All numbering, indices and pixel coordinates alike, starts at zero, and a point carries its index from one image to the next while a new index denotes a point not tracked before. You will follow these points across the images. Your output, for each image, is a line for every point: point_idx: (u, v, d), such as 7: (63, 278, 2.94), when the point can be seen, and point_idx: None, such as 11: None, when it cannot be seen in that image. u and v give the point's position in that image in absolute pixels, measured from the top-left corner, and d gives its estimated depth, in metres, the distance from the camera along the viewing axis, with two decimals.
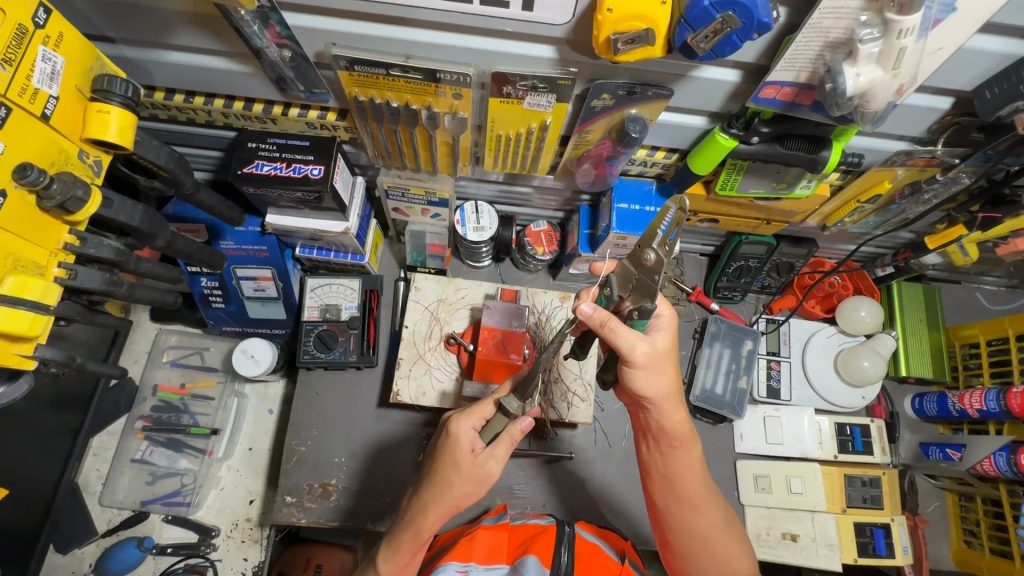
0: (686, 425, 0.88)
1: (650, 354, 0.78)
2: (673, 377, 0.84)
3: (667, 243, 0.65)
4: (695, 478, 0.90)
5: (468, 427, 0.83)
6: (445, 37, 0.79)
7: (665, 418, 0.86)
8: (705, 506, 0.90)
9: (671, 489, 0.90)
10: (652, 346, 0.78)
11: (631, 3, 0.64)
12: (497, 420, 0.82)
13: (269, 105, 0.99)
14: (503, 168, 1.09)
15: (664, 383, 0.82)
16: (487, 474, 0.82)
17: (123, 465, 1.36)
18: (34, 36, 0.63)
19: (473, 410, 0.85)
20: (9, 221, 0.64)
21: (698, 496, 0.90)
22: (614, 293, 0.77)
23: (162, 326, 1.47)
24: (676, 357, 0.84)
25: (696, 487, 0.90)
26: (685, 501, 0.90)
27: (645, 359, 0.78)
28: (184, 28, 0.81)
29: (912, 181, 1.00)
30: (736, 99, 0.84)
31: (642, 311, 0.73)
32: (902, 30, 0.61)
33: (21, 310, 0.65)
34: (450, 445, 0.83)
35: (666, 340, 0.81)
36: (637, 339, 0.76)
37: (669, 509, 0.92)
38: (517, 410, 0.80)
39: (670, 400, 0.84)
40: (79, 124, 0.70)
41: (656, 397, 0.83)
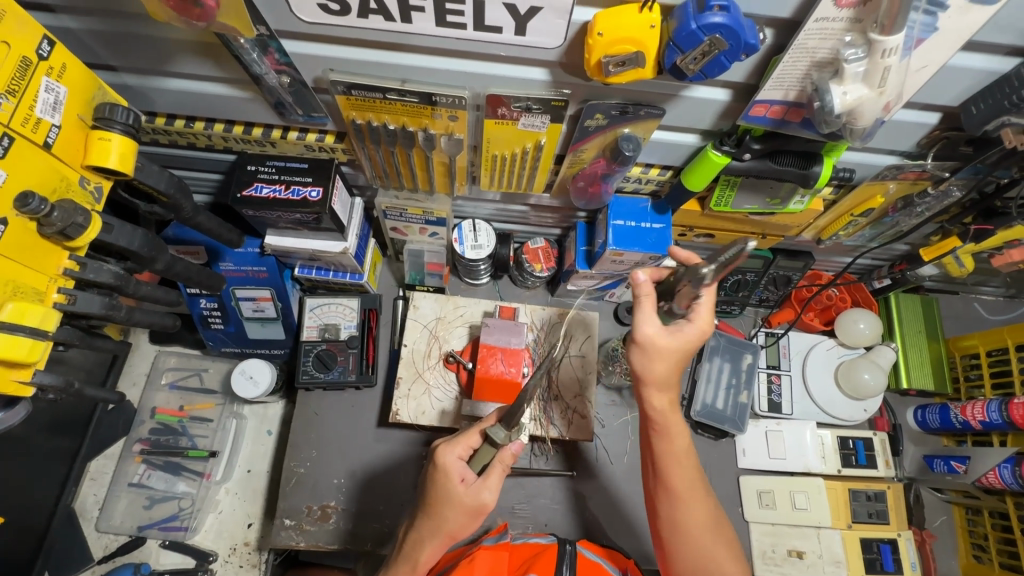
0: (676, 415, 0.89)
1: (654, 337, 0.83)
2: (675, 367, 0.86)
3: (731, 259, 0.68)
4: (683, 467, 0.89)
5: (455, 457, 0.84)
6: (440, 62, 0.80)
7: (655, 402, 0.87)
8: (692, 500, 0.88)
9: (658, 478, 0.91)
10: (659, 332, 0.83)
11: (621, 28, 0.66)
12: (485, 450, 0.83)
13: (268, 129, 1.01)
14: (500, 186, 1.10)
15: (657, 367, 0.85)
16: (482, 504, 0.82)
17: (120, 490, 1.35)
18: (37, 67, 0.65)
19: (459, 440, 0.85)
20: (10, 248, 0.65)
21: (686, 488, 0.88)
22: (684, 271, 0.78)
23: (161, 348, 1.47)
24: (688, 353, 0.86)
25: (682, 477, 0.89)
26: (670, 490, 0.89)
27: (646, 341, 0.83)
28: (184, 56, 0.83)
29: (903, 196, 1.01)
30: (727, 117, 0.86)
31: (685, 300, 0.79)
32: (886, 50, 0.63)
33: (20, 336, 0.65)
34: (439, 477, 0.83)
35: (694, 335, 0.83)
36: (652, 323, 0.83)
37: (657, 498, 0.91)
38: (504, 439, 0.81)
39: (663, 386, 0.86)
40: (80, 151, 0.71)
41: (648, 380, 0.86)
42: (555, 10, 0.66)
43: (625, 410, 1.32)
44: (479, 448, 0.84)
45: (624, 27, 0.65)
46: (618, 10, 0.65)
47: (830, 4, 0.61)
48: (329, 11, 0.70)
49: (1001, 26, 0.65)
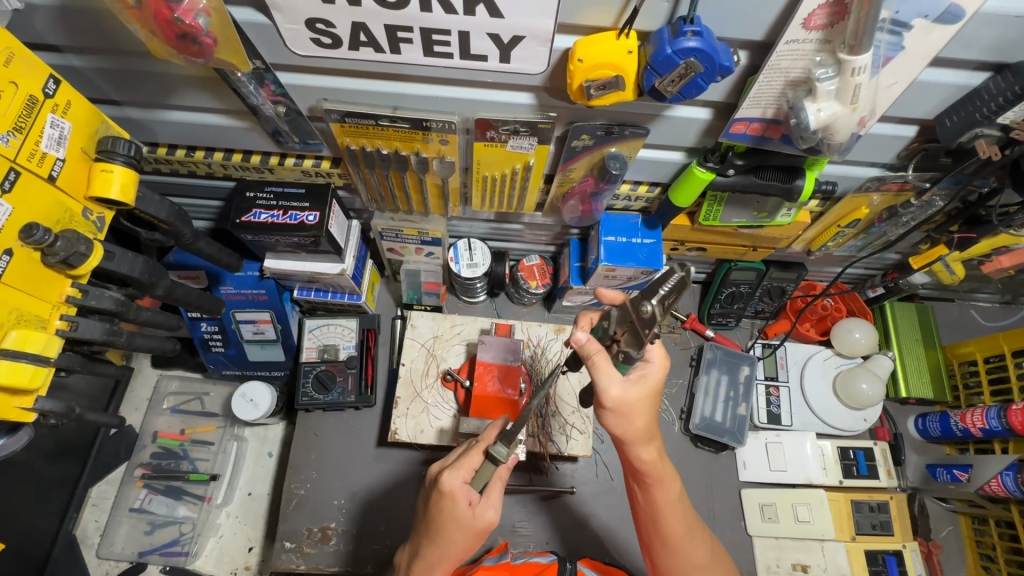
0: (661, 463, 0.85)
1: (622, 400, 0.78)
2: (649, 419, 0.82)
3: (664, 300, 0.69)
4: (676, 516, 0.88)
5: (460, 481, 0.82)
6: (431, 89, 0.83)
7: (639, 459, 0.84)
8: (689, 546, 0.89)
9: (654, 528, 0.90)
10: (625, 392, 0.78)
11: (600, 54, 0.68)
12: (486, 468, 0.82)
13: (266, 156, 1.04)
14: (493, 206, 1.13)
15: (635, 427, 0.81)
16: (488, 523, 0.84)
17: (122, 515, 1.34)
18: (43, 105, 0.68)
19: (461, 463, 0.84)
20: (15, 278, 0.67)
21: (682, 535, 0.89)
22: (611, 327, 0.82)
23: (163, 372, 1.49)
24: (654, 402, 0.83)
25: (679, 527, 0.88)
26: (666, 541, 0.89)
27: (618, 405, 0.79)
28: (184, 90, 0.86)
29: (888, 206, 1.03)
30: (710, 135, 0.88)
31: (627, 356, 0.78)
32: (855, 69, 0.65)
33: (23, 363, 0.67)
34: (446, 503, 0.82)
35: (648, 390, 0.80)
36: (613, 384, 0.78)
37: (655, 548, 0.92)
38: (505, 457, 0.79)
39: (643, 440, 0.83)
40: (83, 183, 0.74)
41: (629, 438, 0.82)
42: (536, 38, 0.69)
43: None
44: (481, 467, 0.83)
45: (603, 52, 0.68)
46: (597, 37, 0.68)
47: (799, 27, 0.64)
48: (321, 45, 0.74)
49: (967, 43, 0.67)
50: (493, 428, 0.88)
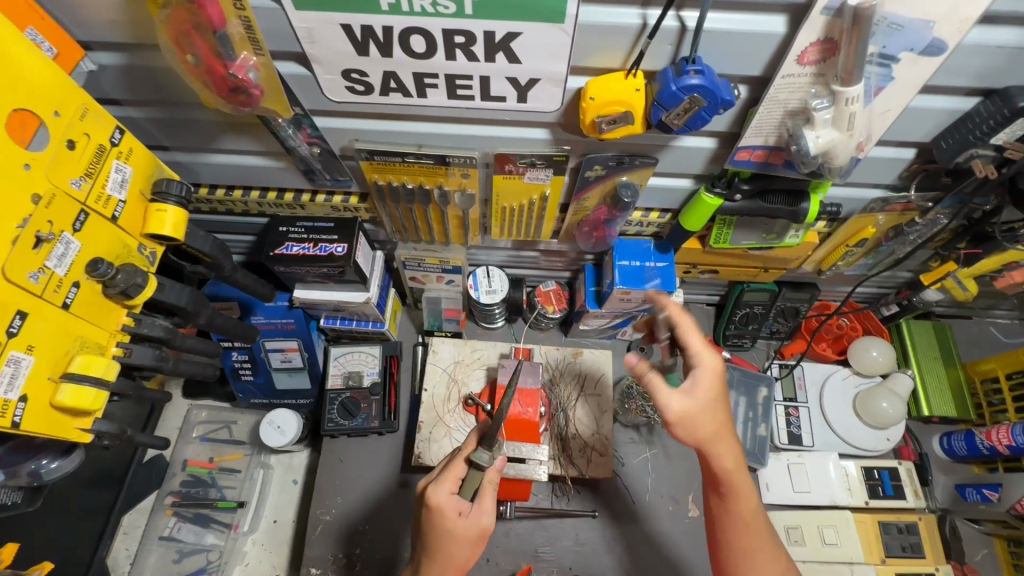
0: (726, 440, 0.87)
1: (685, 408, 0.86)
2: (723, 420, 0.87)
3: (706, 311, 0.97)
4: (761, 522, 0.88)
5: (446, 492, 0.88)
6: (453, 128, 0.90)
7: (724, 464, 0.87)
8: (774, 559, 0.87)
9: (735, 541, 0.89)
10: (687, 399, 0.86)
11: (610, 92, 0.74)
12: (472, 475, 0.89)
13: (299, 193, 1.12)
14: (511, 235, 1.18)
15: (713, 424, 0.86)
16: (483, 528, 0.88)
17: (151, 544, 1.36)
18: (110, 152, 0.75)
19: (445, 476, 0.90)
20: (80, 308, 0.73)
21: (765, 547, 0.87)
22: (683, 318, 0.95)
23: (193, 402, 1.54)
24: (723, 404, 0.88)
25: (747, 506, 0.88)
26: (746, 552, 0.88)
27: (678, 417, 0.86)
28: (228, 135, 0.94)
29: (894, 225, 1.06)
30: (716, 162, 0.93)
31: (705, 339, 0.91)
32: (849, 98, 0.70)
33: (86, 386, 0.72)
34: (436, 516, 0.87)
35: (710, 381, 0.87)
36: (705, 352, 0.89)
37: (735, 562, 0.89)
38: (488, 460, 0.88)
39: (724, 440, 0.87)
40: (140, 222, 0.81)
41: (707, 438, 0.86)
42: (551, 80, 0.76)
43: (643, 447, 1.33)
44: (467, 476, 0.89)
45: (613, 90, 0.74)
46: (606, 77, 0.74)
47: (794, 62, 0.69)
48: (355, 92, 0.81)
49: (953, 72, 0.72)
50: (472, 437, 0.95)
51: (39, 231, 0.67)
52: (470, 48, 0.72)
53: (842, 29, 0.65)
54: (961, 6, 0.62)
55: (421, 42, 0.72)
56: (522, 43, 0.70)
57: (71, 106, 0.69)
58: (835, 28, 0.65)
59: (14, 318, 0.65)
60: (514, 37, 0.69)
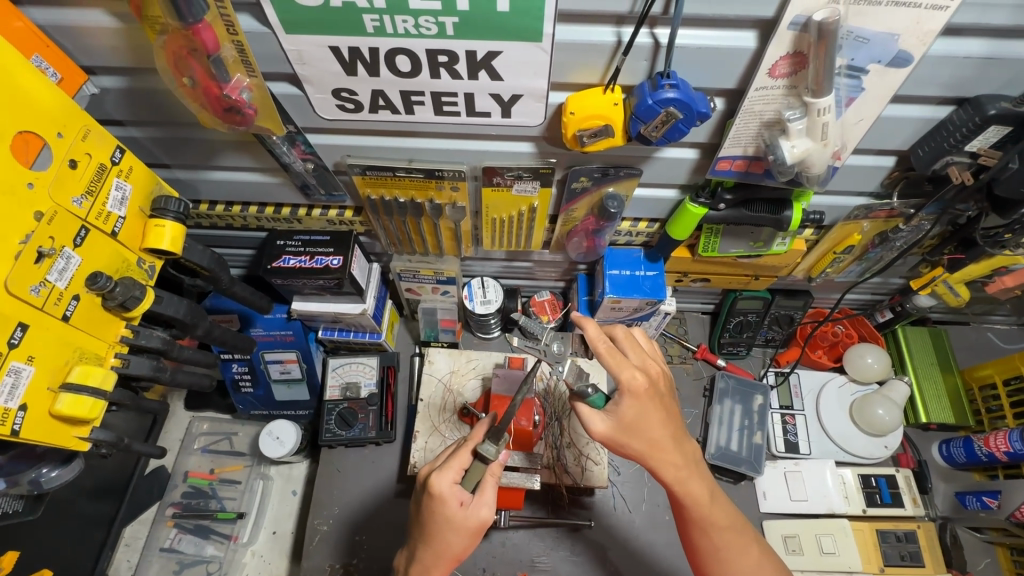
0: (667, 437, 0.87)
1: (617, 421, 0.86)
2: (662, 423, 0.87)
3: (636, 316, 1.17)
4: (722, 510, 0.91)
5: (449, 483, 0.87)
6: (442, 142, 0.93)
7: (674, 459, 0.88)
8: (738, 543, 0.91)
9: (703, 536, 0.91)
10: (617, 413, 0.86)
11: (589, 107, 0.77)
12: (476, 467, 0.87)
13: (296, 208, 1.15)
14: (504, 246, 1.20)
15: (648, 432, 0.86)
16: (483, 521, 0.88)
17: (152, 555, 1.37)
18: (111, 171, 0.79)
19: (449, 465, 0.89)
20: (80, 320, 0.76)
21: (730, 533, 0.91)
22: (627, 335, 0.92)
23: (195, 414, 1.56)
24: (660, 416, 0.87)
25: (699, 496, 0.89)
26: (715, 543, 0.91)
27: (613, 428, 0.87)
28: (226, 153, 0.98)
29: (880, 232, 1.08)
30: (699, 172, 0.95)
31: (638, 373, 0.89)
32: (820, 109, 0.72)
33: (84, 396, 0.74)
34: (437, 505, 0.87)
35: (628, 404, 0.85)
36: (631, 372, 0.84)
37: (706, 554, 0.92)
38: (494, 453, 0.86)
39: (666, 442, 0.87)
40: (139, 237, 0.84)
41: (651, 443, 0.87)
42: (534, 96, 0.79)
43: None
44: (471, 467, 0.88)
45: (592, 105, 0.77)
46: (586, 92, 0.77)
47: (765, 75, 0.72)
48: (345, 110, 0.84)
49: (924, 81, 0.74)
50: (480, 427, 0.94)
51: (41, 246, 0.70)
52: (454, 66, 0.75)
53: (809, 42, 0.67)
54: (924, 19, 0.64)
55: (407, 62, 0.75)
56: (503, 61, 0.73)
57: (73, 127, 0.73)
58: (803, 42, 0.67)
59: (15, 330, 0.68)
60: (496, 55, 0.72)
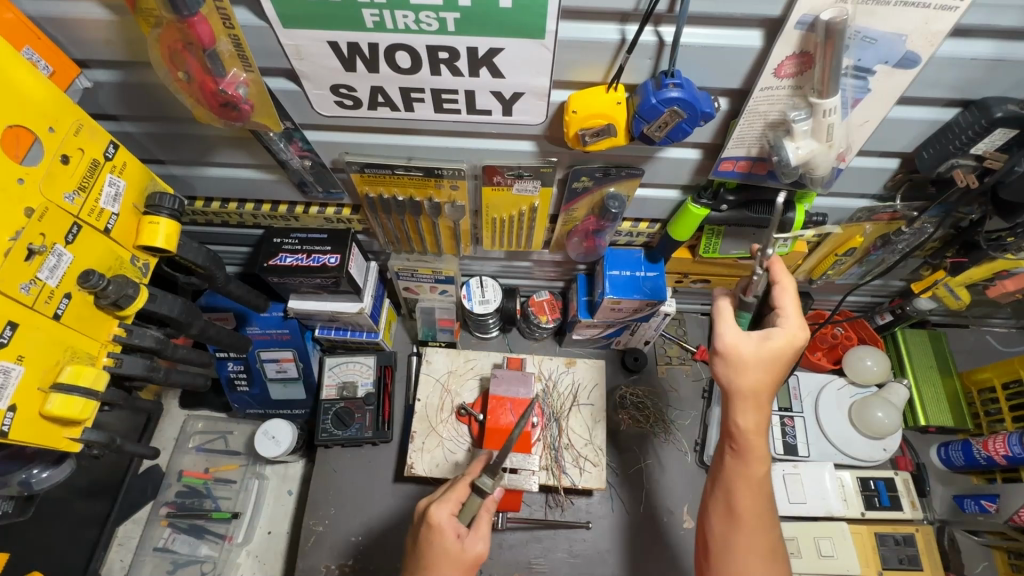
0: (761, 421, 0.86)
1: (733, 347, 0.84)
2: (768, 381, 0.84)
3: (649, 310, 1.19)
4: (751, 492, 0.86)
5: (447, 514, 0.87)
6: (441, 140, 0.91)
7: (735, 418, 0.86)
8: (753, 524, 0.85)
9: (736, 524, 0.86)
10: (737, 339, 0.85)
11: (593, 105, 0.75)
12: (472, 501, 0.89)
13: (293, 205, 1.13)
14: (503, 245, 1.19)
15: (750, 380, 0.84)
16: (479, 555, 0.87)
17: (145, 555, 1.36)
18: (103, 167, 0.77)
19: (447, 497, 0.89)
20: (72, 318, 0.75)
21: (749, 513, 0.86)
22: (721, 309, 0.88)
23: (190, 412, 1.55)
24: (780, 369, 0.85)
25: (756, 478, 0.87)
26: (728, 514, 0.87)
27: (727, 351, 0.85)
28: (223, 149, 0.96)
29: (882, 234, 1.07)
30: (701, 173, 0.94)
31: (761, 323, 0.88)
32: (826, 110, 0.71)
33: (75, 396, 0.73)
34: (434, 536, 0.86)
35: (783, 337, 0.83)
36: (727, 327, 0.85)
37: (715, 522, 0.89)
38: (491, 486, 0.89)
39: (755, 399, 0.85)
40: (133, 234, 0.83)
41: (738, 393, 0.85)
42: (535, 94, 0.77)
43: (637, 458, 1.33)
44: (467, 501, 0.89)
45: (595, 105, 0.76)
46: (589, 91, 0.76)
47: (771, 75, 0.71)
48: (344, 106, 0.83)
49: (930, 83, 0.73)
50: (476, 461, 0.95)
51: (31, 244, 0.68)
52: (455, 63, 0.73)
53: (816, 42, 0.66)
54: (933, 20, 0.63)
55: (406, 58, 0.73)
56: (505, 58, 0.72)
57: (65, 122, 0.71)
58: (810, 42, 0.66)
59: (4, 328, 0.67)
60: (497, 52, 0.71)
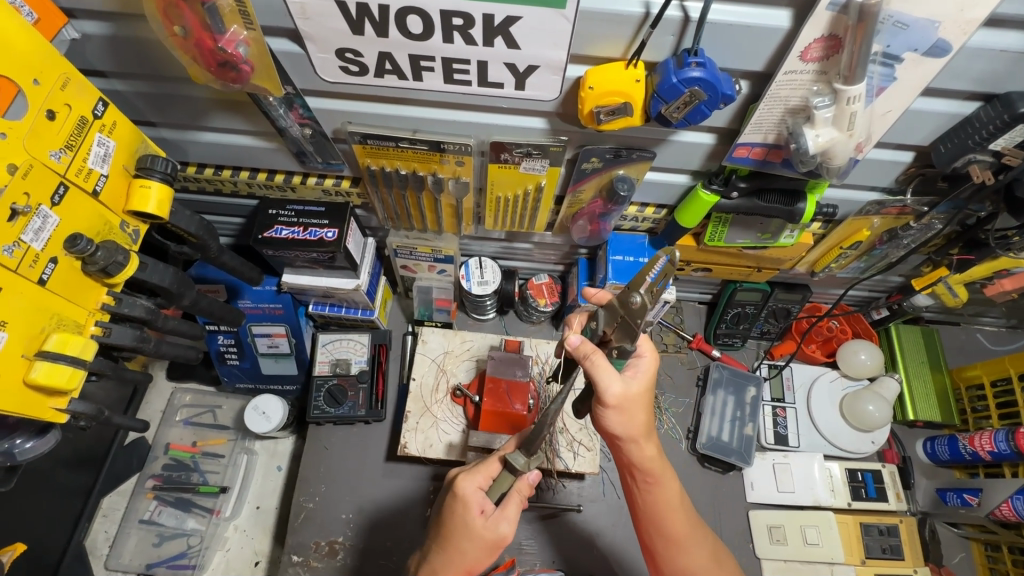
0: (660, 460, 0.89)
1: (622, 397, 0.81)
2: (645, 417, 0.85)
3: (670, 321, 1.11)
4: (676, 514, 0.92)
5: (475, 488, 0.87)
6: (447, 114, 0.88)
7: (637, 454, 0.87)
8: (689, 543, 0.93)
9: (665, 543, 0.94)
10: (625, 389, 0.81)
11: (610, 82, 0.73)
12: (505, 478, 0.86)
13: (289, 175, 1.09)
14: (504, 226, 1.16)
15: (636, 424, 0.84)
16: (500, 536, 0.86)
17: (131, 527, 1.35)
18: (92, 125, 0.73)
19: (478, 470, 0.88)
20: (58, 284, 0.71)
21: (682, 533, 0.93)
22: (600, 327, 0.84)
23: (178, 385, 1.52)
24: (649, 396, 0.86)
25: (672, 503, 0.91)
26: (668, 539, 0.93)
27: (618, 400, 0.81)
28: (217, 113, 0.92)
29: (889, 229, 1.07)
30: (713, 159, 0.92)
31: (622, 351, 0.79)
32: (850, 97, 0.69)
33: (62, 365, 0.70)
34: (459, 507, 0.86)
35: (643, 382, 0.83)
36: (612, 380, 0.80)
37: (656, 547, 0.95)
38: (523, 466, 0.84)
39: (643, 436, 0.86)
40: (123, 198, 0.79)
41: (626, 436, 0.85)
42: (550, 68, 0.74)
43: None
44: (499, 476, 0.87)
45: (612, 81, 0.73)
46: (607, 67, 0.73)
47: (797, 59, 0.68)
48: (349, 72, 0.79)
49: (956, 74, 0.71)
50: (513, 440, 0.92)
51: (15, 203, 0.64)
52: (469, 31, 0.70)
53: (847, 25, 0.63)
54: (968, 8, 0.61)
55: (418, 24, 0.70)
56: (522, 28, 0.68)
57: (51, 75, 0.67)
58: (840, 24, 0.64)
59: None
60: (515, 21, 0.67)
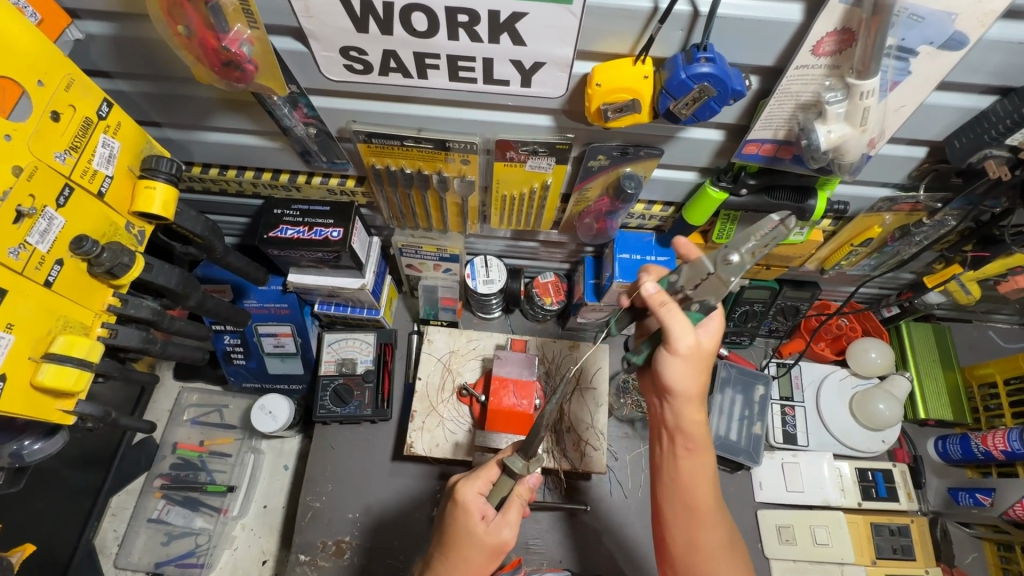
0: (704, 430, 0.88)
1: (690, 349, 0.80)
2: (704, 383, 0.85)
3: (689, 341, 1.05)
4: (706, 489, 0.88)
5: (475, 493, 0.87)
6: (452, 111, 0.87)
7: (683, 415, 0.87)
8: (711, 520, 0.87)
9: (684, 517, 0.88)
10: (698, 342, 0.81)
11: (617, 79, 0.72)
12: (504, 482, 0.87)
13: (294, 175, 1.09)
14: (510, 224, 1.16)
15: (695, 381, 0.84)
16: (503, 541, 0.85)
17: (140, 526, 1.36)
18: (97, 126, 0.72)
19: (477, 475, 0.89)
20: (64, 286, 0.71)
21: (705, 509, 0.88)
22: (678, 282, 0.83)
23: (185, 384, 1.52)
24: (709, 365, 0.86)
25: (704, 479, 0.88)
26: (688, 514, 0.88)
27: (686, 353, 0.80)
28: (221, 113, 0.92)
29: (902, 225, 1.05)
30: (722, 155, 0.91)
31: (703, 305, 0.81)
32: (863, 92, 0.68)
33: (68, 367, 0.70)
34: (460, 514, 0.85)
35: (712, 341, 0.84)
36: (688, 330, 0.79)
37: (672, 518, 0.89)
38: (522, 469, 0.84)
39: (696, 399, 0.86)
40: (127, 199, 0.79)
41: (680, 393, 0.84)
42: (557, 64, 0.73)
43: (637, 443, 1.33)
44: (499, 480, 0.88)
45: (621, 77, 0.72)
46: (614, 63, 0.72)
47: (808, 53, 0.67)
48: (353, 71, 0.78)
49: (972, 68, 0.70)
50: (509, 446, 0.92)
51: (20, 205, 0.64)
52: (474, 27, 0.69)
53: (861, 18, 0.62)
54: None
55: (423, 21, 0.69)
56: (528, 24, 0.67)
57: (55, 76, 0.67)
58: (853, 17, 0.62)
59: None
60: (520, 17, 0.66)
